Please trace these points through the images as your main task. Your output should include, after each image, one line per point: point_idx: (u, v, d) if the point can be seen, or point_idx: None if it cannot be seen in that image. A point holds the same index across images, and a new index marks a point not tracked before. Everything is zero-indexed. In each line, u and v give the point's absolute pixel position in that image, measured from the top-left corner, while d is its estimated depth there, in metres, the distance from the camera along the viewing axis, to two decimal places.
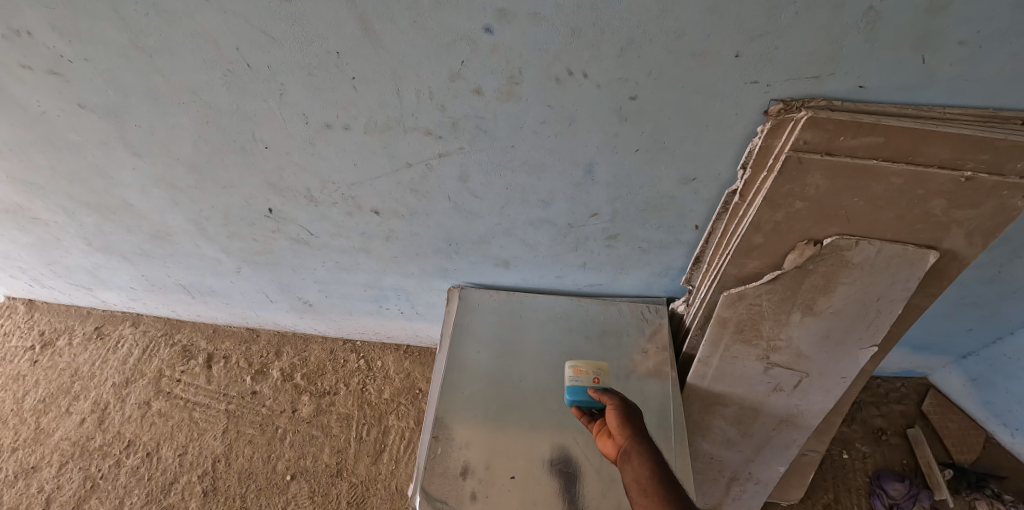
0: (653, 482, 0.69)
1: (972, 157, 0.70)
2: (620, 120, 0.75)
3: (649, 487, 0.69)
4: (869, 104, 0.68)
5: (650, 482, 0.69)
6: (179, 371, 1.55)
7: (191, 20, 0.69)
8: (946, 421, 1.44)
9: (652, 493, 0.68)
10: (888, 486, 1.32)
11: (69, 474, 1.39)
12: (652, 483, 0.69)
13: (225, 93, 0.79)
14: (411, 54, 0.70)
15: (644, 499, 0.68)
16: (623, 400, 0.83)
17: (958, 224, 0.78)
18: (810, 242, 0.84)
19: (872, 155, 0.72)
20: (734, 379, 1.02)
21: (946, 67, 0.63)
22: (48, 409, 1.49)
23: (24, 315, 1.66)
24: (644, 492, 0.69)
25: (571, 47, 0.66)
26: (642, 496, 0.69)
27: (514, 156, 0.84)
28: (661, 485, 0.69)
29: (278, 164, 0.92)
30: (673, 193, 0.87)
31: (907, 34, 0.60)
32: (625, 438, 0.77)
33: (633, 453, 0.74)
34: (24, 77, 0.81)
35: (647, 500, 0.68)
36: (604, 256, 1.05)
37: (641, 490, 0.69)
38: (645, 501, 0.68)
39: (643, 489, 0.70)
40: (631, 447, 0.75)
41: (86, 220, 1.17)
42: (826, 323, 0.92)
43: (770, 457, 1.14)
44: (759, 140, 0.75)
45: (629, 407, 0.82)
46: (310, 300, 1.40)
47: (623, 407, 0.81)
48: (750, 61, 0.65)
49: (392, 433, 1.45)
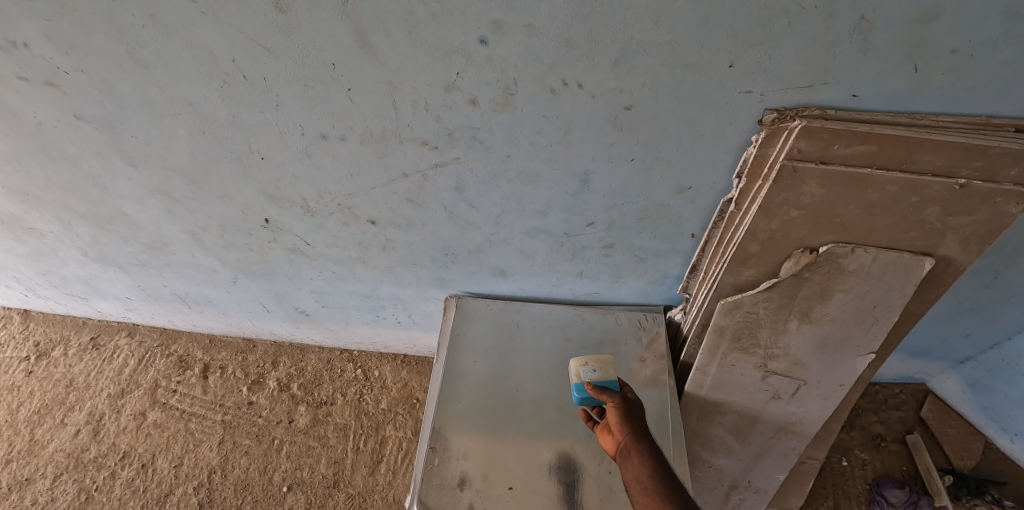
0: (653, 481, 0.70)
1: (965, 164, 0.70)
2: (615, 130, 0.76)
3: (647, 485, 0.70)
4: (863, 113, 0.69)
5: (649, 481, 0.71)
6: (175, 381, 1.55)
7: (188, 33, 0.69)
8: (944, 427, 1.44)
9: (651, 491, 0.70)
10: (888, 494, 1.31)
11: (63, 486, 1.37)
12: (651, 482, 0.70)
13: (221, 104, 0.79)
14: (407, 66, 0.70)
15: (644, 498, 0.70)
16: (622, 396, 0.82)
17: (953, 231, 0.78)
18: (806, 250, 0.84)
19: (866, 163, 0.72)
20: (732, 387, 1.02)
21: (938, 76, 0.63)
22: (42, 420, 1.48)
23: (19, 325, 1.65)
24: (644, 491, 0.70)
25: (566, 58, 0.66)
26: (641, 494, 0.70)
27: (510, 166, 0.84)
28: (662, 483, 0.70)
29: (274, 175, 0.92)
30: (669, 202, 0.87)
31: (899, 43, 0.60)
32: (625, 435, 0.78)
33: (633, 451, 0.75)
34: (22, 89, 0.81)
35: (647, 498, 0.70)
36: (600, 264, 1.05)
37: (640, 488, 0.71)
38: (644, 499, 0.70)
39: (643, 488, 0.71)
40: (630, 444, 0.76)
41: (83, 231, 1.17)
42: (823, 330, 0.92)
43: (769, 465, 1.14)
44: (753, 149, 0.75)
45: (629, 402, 0.81)
46: (307, 309, 1.39)
47: (623, 404, 0.81)
48: (744, 71, 0.65)
49: (389, 444, 1.44)
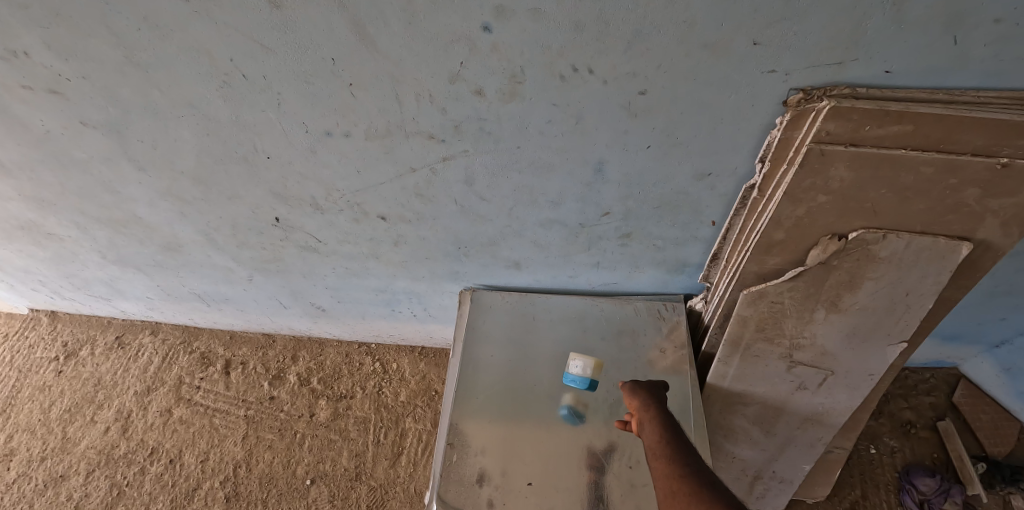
0: (663, 445, 0.68)
1: (1009, 143, 0.65)
2: (629, 116, 0.72)
3: (657, 450, 0.68)
4: (896, 90, 0.64)
5: (659, 446, 0.68)
6: (198, 378, 1.58)
7: (183, 33, 0.67)
8: (978, 413, 1.38)
9: (660, 455, 0.67)
10: (917, 482, 1.27)
11: (96, 482, 1.42)
12: (660, 445, 0.68)
13: (222, 104, 0.78)
14: (408, 57, 0.67)
15: (655, 462, 0.67)
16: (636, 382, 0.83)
17: (993, 214, 0.73)
18: (834, 238, 0.80)
19: (900, 144, 0.68)
20: (756, 377, 0.99)
21: (982, 47, 0.58)
22: (73, 418, 1.53)
23: (48, 326, 1.70)
24: (654, 456, 0.67)
25: (576, 42, 0.63)
26: (653, 459, 0.68)
27: (521, 157, 0.81)
28: (671, 445, 0.67)
29: (281, 174, 0.91)
30: (688, 189, 0.84)
31: (939, 13, 0.55)
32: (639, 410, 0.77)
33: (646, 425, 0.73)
34: (27, 98, 0.80)
35: (657, 461, 0.67)
36: (617, 254, 1.02)
37: (652, 454, 0.68)
38: (655, 463, 0.67)
39: (654, 454, 0.68)
40: (644, 418, 0.75)
41: (99, 235, 1.18)
42: (852, 319, 0.88)
43: (794, 456, 1.11)
44: (778, 132, 0.71)
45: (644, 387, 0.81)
46: (323, 305, 1.39)
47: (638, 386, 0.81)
48: (767, 48, 0.61)
49: (409, 436, 1.45)
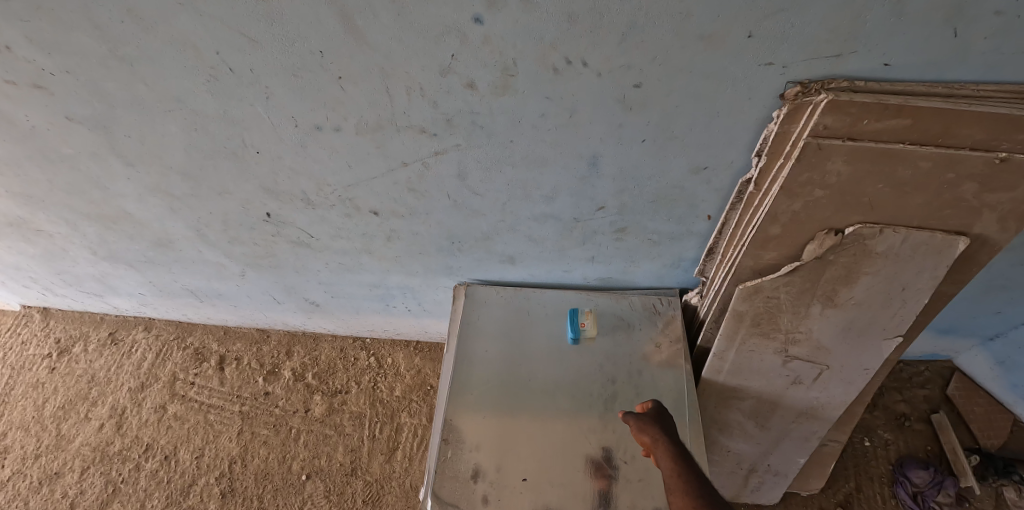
0: (678, 480, 0.68)
1: (1008, 137, 0.64)
2: (624, 110, 0.71)
3: (673, 485, 0.68)
4: (895, 84, 0.63)
5: (675, 481, 0.68)
6: (192, 374, 1.57)
7: (167, 26, 0.65)
8: (971, 405, 1.39)
9: (677, 490, 0.67)
10: (911, 474, 1.28)
11: (91, 479, 1.41)
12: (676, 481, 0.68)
13: (209, 98, 0.76)
14: (399, 50, 0.66)
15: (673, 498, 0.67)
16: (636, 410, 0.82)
17: (990, 208, 0.73)
18: (830, 232, 0.79)
19: (898, 138, 0.67)
20: (751, 372, 0.99)
21: (982, 40, 0.57)
22: (67, 415, 1.52)
23: (40, 322, 1.68)
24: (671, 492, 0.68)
25: (570, 34, 0.61)
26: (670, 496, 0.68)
27: (514, 151, 0.80)
28: (686, 479, 0.68)
29: (271, 168, 0.89)
30: (684, 183, 0.83)
31: (940, 4, 0.54)
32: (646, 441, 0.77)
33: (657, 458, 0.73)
34: (9, 92, 0.78)
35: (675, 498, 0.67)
36: (612, 249, 1.01)
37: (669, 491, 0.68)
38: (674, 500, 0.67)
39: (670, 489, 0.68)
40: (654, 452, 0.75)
41: (89, 231, 1.16)
42: (848, 314, 0.88)
43: (789, 449, 1.12)
44: (775, 126, 0.70)
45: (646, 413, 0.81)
46: (317, 300, 1.38)
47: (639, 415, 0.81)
48: (764, 41, 0.60)
49: (404, 431, 1.45)
